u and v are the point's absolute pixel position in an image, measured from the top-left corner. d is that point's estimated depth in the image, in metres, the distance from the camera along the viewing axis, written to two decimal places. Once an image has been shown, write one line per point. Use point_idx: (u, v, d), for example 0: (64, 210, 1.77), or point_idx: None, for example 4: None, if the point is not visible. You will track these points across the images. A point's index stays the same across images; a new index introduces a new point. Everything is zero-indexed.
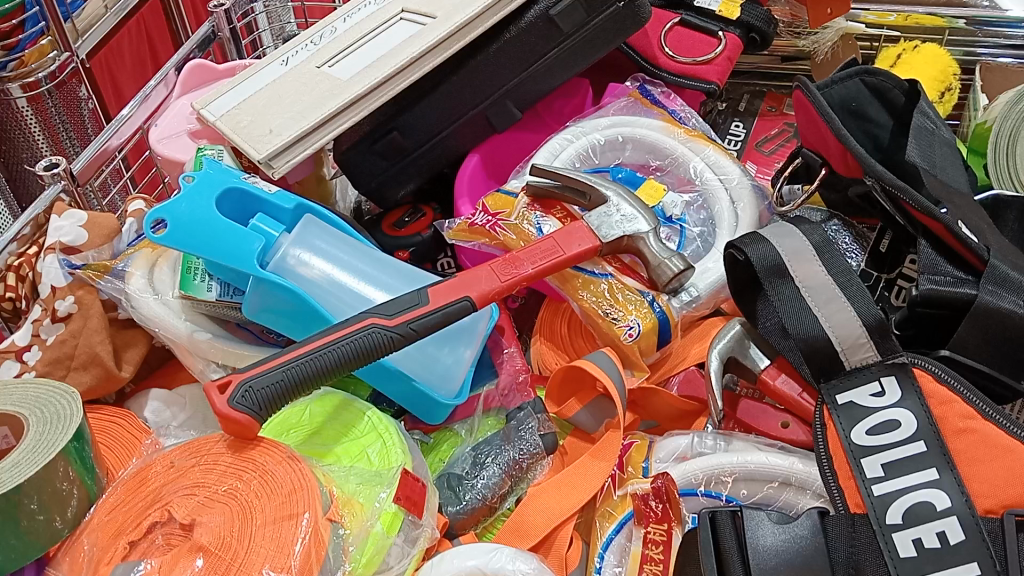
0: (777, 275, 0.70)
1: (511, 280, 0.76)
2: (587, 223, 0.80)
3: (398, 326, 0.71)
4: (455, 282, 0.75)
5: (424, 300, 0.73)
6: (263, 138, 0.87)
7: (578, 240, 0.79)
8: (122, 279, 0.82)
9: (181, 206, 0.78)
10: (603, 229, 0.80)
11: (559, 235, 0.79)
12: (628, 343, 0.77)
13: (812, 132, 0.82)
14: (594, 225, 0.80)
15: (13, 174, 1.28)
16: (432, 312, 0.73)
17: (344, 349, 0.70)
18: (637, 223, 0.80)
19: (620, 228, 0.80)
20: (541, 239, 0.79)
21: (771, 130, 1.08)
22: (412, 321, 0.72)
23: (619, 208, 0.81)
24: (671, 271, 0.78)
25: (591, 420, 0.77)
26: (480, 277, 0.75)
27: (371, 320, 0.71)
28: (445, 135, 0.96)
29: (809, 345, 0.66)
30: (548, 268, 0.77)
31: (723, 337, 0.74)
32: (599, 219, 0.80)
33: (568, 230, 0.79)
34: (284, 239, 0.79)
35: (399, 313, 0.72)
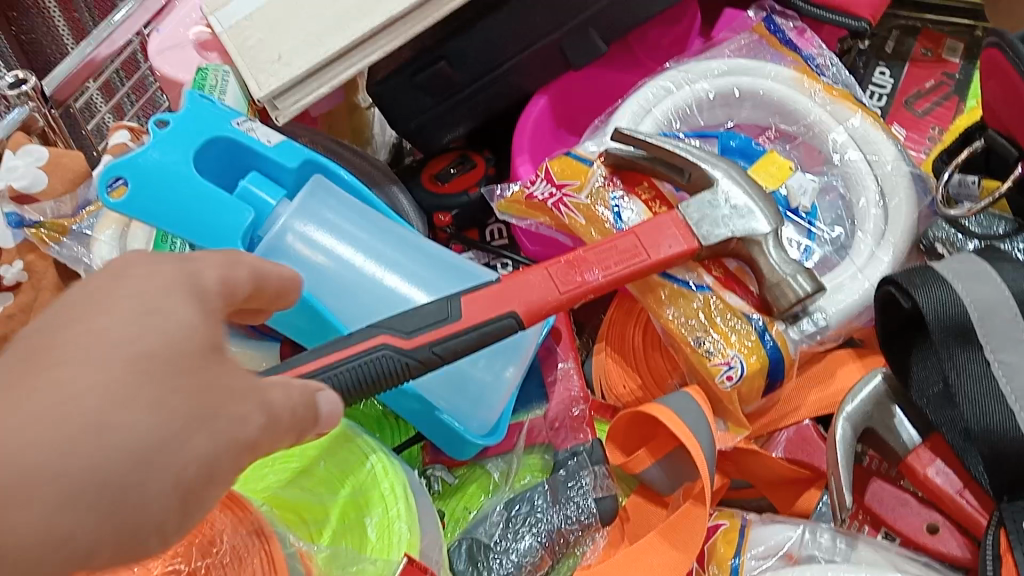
0: (960, 341, 0.48)
1: (570, 289, 0.57)
2: (683, 215, 0.59)
3: (415, 351, 0.53)
4: (498, 288, 0.56)
5: (454, 314, 0.54)
6: (269, 66, 0.68)
7: (671, 236, 0.58)
8: (83, 245, 0.65)
9: (149, 156, 0.58)
10: (705, 226, 0.59)
11: (644, 229, 0.59)
12: (724, 389, 0.57)
13: (1012, 111, 0.58)
14: (692, 220, 0.59)
15: None
16: (464, 333, 0.54)
17: (345, 376, 0.51)
18: (754, 223, 0.60)
19: (726, 227, 0.59)
20: (619, 234, 0.58)
21: (925, 81, 0.85)
22: (438, 341, 0.53)
23: (730, 200, 0.60)
24: (791, 297, 0.58)
25: (665, 478, 0.59)
26: (532, 284, 0.56)
27: (382, 338, 0.53)
28: (507, 68, 0.75)
29: (993, 447, 0.46)
30: (623, 276, 0.57)
31: (856, 396, 0.55)
32: (699, 211, 0.59)
33: (660, 222, 0.59)
34: (283, 208, 0.60)
35: (419, 330, 0.53)
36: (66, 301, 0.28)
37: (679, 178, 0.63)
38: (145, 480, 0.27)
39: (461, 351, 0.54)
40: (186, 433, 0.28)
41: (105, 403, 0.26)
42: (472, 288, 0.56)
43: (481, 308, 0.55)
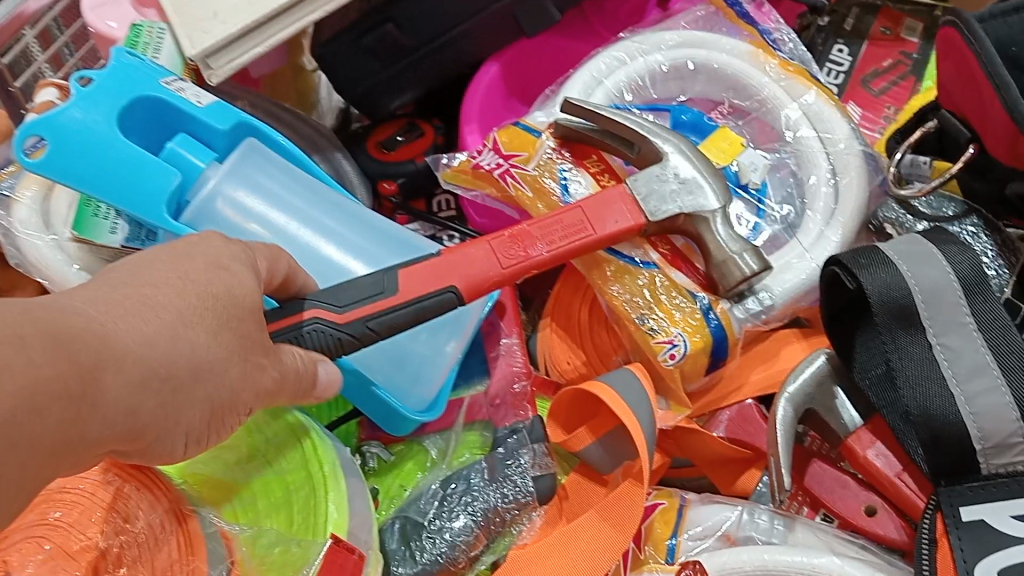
0: (902, 323, 0.48)
1: (513, 264, 0.55)
2: (630, 189, 0.58)
3: (349, 325, 0.50)
4: (438, 262, 0.53)
5: (390, 288, 0.51)
6: (204, 23, 0.64)
7: (619, 210, 0.57)
8: (4, 209, 0.61)
9: (68, 115, 0.55)
10: (652, 202, 0.57)
11: (590, 204, 0.57)
12: (667, 367, 0.56)
13: (964, 91, 0.57)
14: (639, 194, 0.58)
15: None
16: (401, 307, 0.51)
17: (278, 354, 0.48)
18: (702, 199, 0.58)
19: (675, 202, 0.58)
20: (565, 208, 0.57)
21: (883, 60, 0.84)
22: (372, 317, 0.51)
23: (681, 176, 0.58)
24: (738, 275, 0.57)
25: (606, 457, 0.58)
26: (473, 258, 0.54)
27: (312, 312, 0.50)
28: (457, 33, 0.73)
29: (932, 432, 0.46)
30: (567, 253, 0.56)
31: (798, 376, 0.54)
32: (646, 185, 0.58)
33: (609, 196, 0.57)
34: (214, 172, 0.58)
35: (352, 304, 0.51)
36: (160, 254, 0.39)
37: (628, 153, 0.62)
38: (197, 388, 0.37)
39: (395, 326, 0.51)
40: (234, 358, 0.39)
41: (182, 324, 0.36)
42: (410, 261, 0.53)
43: (419, 280, 0.52)
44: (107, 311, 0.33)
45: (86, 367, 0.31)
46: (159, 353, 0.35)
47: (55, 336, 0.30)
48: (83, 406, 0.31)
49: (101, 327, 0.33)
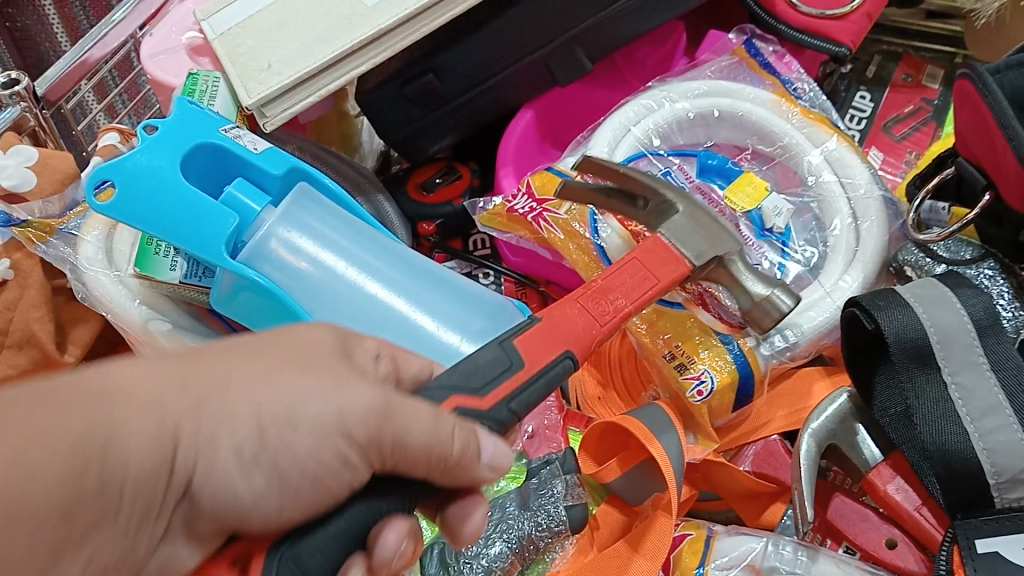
0: (917, 362, 0.50)
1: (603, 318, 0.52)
2: (662, 237, 0.58)
3: (493, 412, 0.45)
4: (547, 326, 0.50)
5: (517, 361, 0.47)
6: (259, 75, 0.69)
7: (668, 262, 0.57)
8: (70, 245, 0.65)
9: (135, 159, 0.59)
10: (687, 245, 0.58)
11: (642, 253, 0.56)
12: (696, 404, 0.59)
13: (979, 140, 0.60)
14: (672, 240, 0.58)
15: None
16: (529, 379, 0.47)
17: None
18: (725, 238, 0.59)
19: (710, 243, 0.58)
20: (622, 263, 0.56)
21: (904, 106, 0.87)
22: (513, 397, 0.46)
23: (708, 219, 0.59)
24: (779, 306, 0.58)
25: (634, 489, 0.60)
26: (572, 319, 0.51)
27: (455, 399, 0.44)
28: (495, 82, 0.77)
29: (946, 466, 0.48)
30: (645, 300, 0.55)
31: (820, 414, 0.57)
32: (676, 234, 0.58)
33: (654, 245, 0.57)
34: (268, 215, 0.62)
35: (488, 386, 0.45)
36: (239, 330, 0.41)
37: (636, 211, 0.62)
38: (225, 406, 0.37)
39: (527, 402, 0.46)
40: (287, 367, 0.39)
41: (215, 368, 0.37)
42: (516, 329, 0.49)
43: (540, 345, 0.49)
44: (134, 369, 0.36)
45: (98, 425, 0.34)
46: (174, 393, 0.36)
47: (58, 406, 0.33)
48: (92, 459, 0.33)
49: (104, 378, 0.35)
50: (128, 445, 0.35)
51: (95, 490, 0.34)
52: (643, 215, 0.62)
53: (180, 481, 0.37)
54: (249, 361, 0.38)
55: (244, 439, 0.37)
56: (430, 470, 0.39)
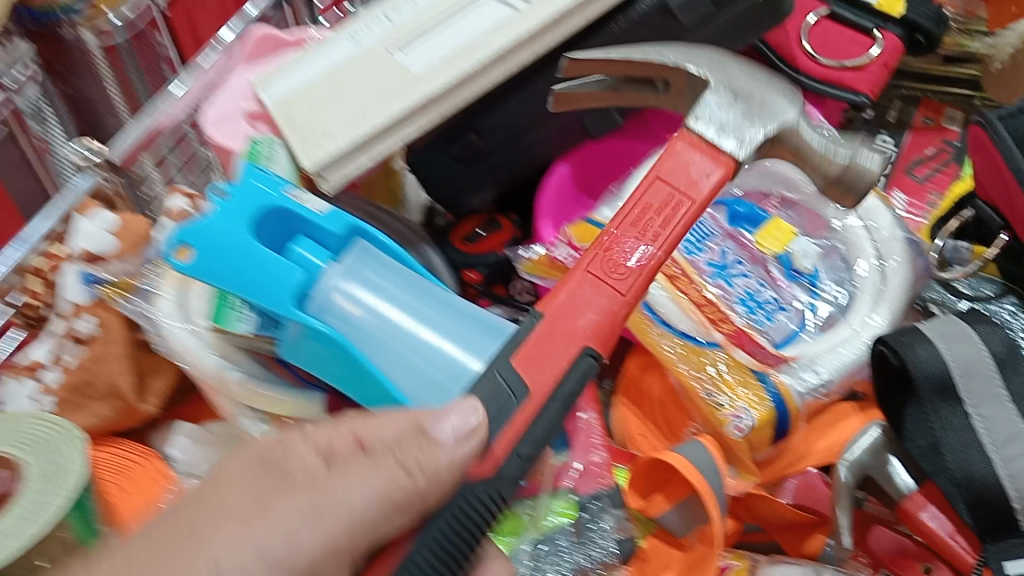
0: (940, 396, 0.54)
1: (615, 269, 0.54)
2: (698, 135, 0.58)
3: (501, 469, 0.48)
4: (547, 333, 0.51)
5: (521, 390, 0.49)
6: (317, 141, 0.74)
7: (705, 158, 0.57)
8: (150, 301, 0.71)
9: (212, 223, 0.65)
10: (727, 134, 0.58)
11: (667, 171, 0.57)
12: (735, 439, 0.62)
13: (994, 181, 0.64)
14: (710, 136, 0.57)
15: None
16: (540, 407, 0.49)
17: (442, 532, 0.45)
18: (764, 112, 0.59)
19: (751, 123, 0.58)
20: (646, 187, 0.57)
21: (926, 148, 0.90)
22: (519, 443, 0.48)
23: (745, 99, 0.59)
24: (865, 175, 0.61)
25: (681, 522, 0.63)
26: (584, 295, 0.53)
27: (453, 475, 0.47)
28: (532, 140, 0.83)
29: (971, 491, 0.51)
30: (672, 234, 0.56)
31: (855, 446, 0.59)
32: (712, 125, 0.58)
33: (685, 160, 0.57)
34: (332, 271, 0.67)
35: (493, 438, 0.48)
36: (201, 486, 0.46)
37: (658, 92, 0.66)
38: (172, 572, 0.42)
39: (541, 434, 0.49)
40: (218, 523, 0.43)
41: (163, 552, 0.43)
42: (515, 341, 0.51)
43: (555, 347, 0.51)
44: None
45: None
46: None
47: None
48: None
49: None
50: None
51: None
52: (667, 97, 0.65)
53: None
54: (199, 520, 0.44)
55: None
56: (400, 516, 0.44)
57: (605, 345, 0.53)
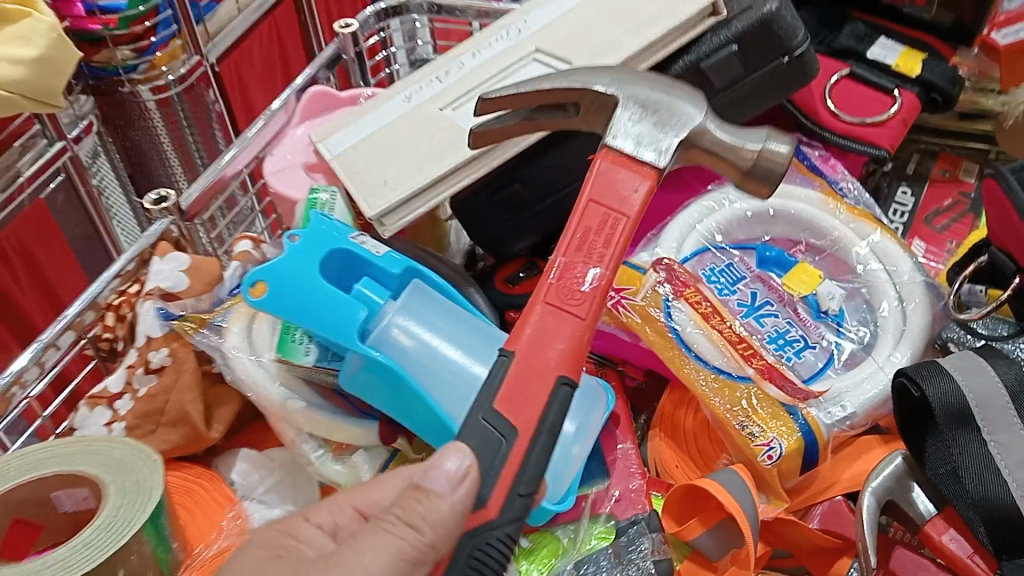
0: (958, 423, 0.58)
1: (573, 298, 0.57)
2: (619, 149, 0.63)
3: (505, 510, 0.51)
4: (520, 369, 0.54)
5: (507, 429, 0.52)
6: (377, 190, 0.80)
7: (626, 171, 0.62)
8: (218, 334, 0.77)
9: (285, 265, 0.71)
10: (643, 145, 0.63)
11: (594, 191, 0.62)
12: (766, 467, 0.66)
13: (1008, 230, 0.69)
14: (630, 148, 0.63)
15: (134, 163, 1.33)
16: (528, 446, 0.52)
17: None
18: (673, 118, 0.65)
19: (659, 133, 0.64)
20: (582, 215, 0.61)
21: (943, 200, 0.95)
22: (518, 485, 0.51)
23: (653, 112, 0.65)
24: (769, 165, 0.68)
25: (715, 545, 0.68)
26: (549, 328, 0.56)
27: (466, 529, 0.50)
28: (571, 190, 0.89)
29: (988, 511, 0.55)
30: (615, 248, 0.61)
31: (879, 474, 0.64)
32: (630, 140, 0.64)
33: (612, 179, 0.62)
34: (390, 307, 0.72)
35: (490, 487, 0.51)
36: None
37: (568, 115, 0.71)
38: None
39: (535, 471, 0.52)
40: None
41: None
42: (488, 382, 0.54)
43: (534, 385, 0.54)
44: None
45: None
46: None
47: None
48: None
49: None
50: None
51: None
52: (586, 117, 0.70)
53: None
54: None
55: None
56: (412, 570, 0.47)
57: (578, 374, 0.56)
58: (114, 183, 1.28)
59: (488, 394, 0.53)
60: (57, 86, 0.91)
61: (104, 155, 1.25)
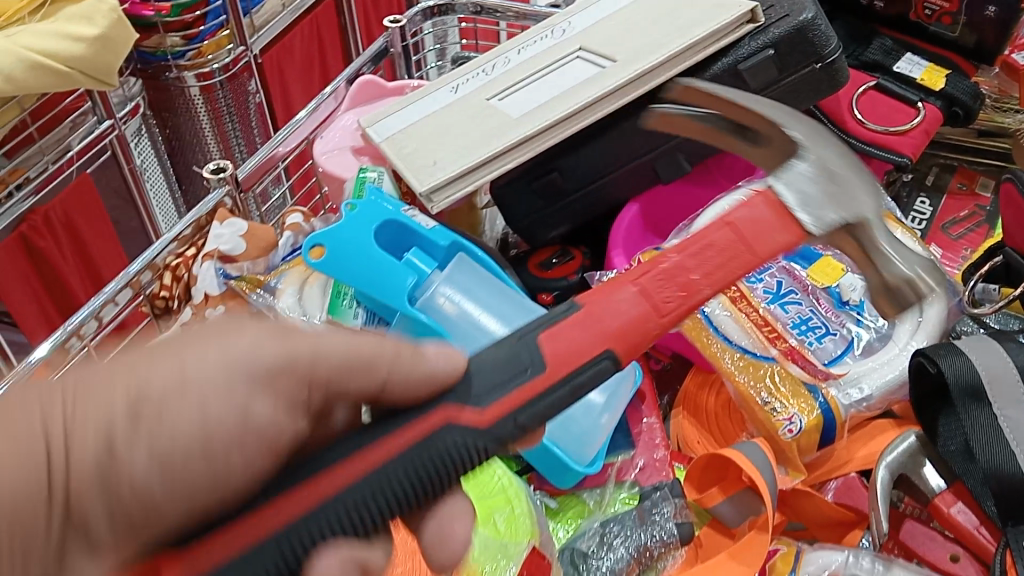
0: (972, 398, 0.63)
1: (669, 313, 0.51)
2: (780, 198, 0.54)
3: (497, 428, 0.48)
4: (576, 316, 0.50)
5: (535, 365, 0.48)
6: (427, 169, 0.85)
7: (772, 230, 0.54)
8: (272, 296, 0.82)
9: (342, 232, 0.76)
10: (808, 208, 0.55)
11: (742, 223, 0.53)
12: (786, 440, 0.70)
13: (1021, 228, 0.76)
14: (791, 202, 0.54)
15: (176, 146, 1.38)
16: (546, 386, 0.48)
17: (423, 464, 0.47)
18: (853, 204, 0.57)
19: (835, 210, 0.55)
20: (713, 228, 0.53)
21: (960, 211, 0.99)
22: (520, 412, 0.48)
23: (830, 183, 0.57)
24: (919, 294, 0.58)
25: (734, 513, 0.71)
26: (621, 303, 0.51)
27: (448, 411, 0.48)
28: (606, 180, 0.93)
29: (998, 480, 0.60)
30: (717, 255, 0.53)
31: (894, 449, 0.69)
32: (796, 195, 0.55)
33: (761, 221, 0.54)
34: (436, 277, 0.77)
35: (490, 395, 0.48)
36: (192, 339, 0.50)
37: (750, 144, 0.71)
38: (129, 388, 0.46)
39: (546, 411, 0.48)
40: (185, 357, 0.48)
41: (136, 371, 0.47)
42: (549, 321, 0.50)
43: (575, 332, 0.50)
44: (93, 383, 0.47)
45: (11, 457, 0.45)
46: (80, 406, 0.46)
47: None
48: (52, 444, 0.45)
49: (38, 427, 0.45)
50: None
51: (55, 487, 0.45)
52: (768, 150, 0.66)
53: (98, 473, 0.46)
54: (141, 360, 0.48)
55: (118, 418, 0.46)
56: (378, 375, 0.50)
57: (631, 351, 0.51)
58: (155, 164, 1.32)
59: (537, 323, 0.50)
60: (113, 60, 0.96)
61: (148, 135, 1.29)
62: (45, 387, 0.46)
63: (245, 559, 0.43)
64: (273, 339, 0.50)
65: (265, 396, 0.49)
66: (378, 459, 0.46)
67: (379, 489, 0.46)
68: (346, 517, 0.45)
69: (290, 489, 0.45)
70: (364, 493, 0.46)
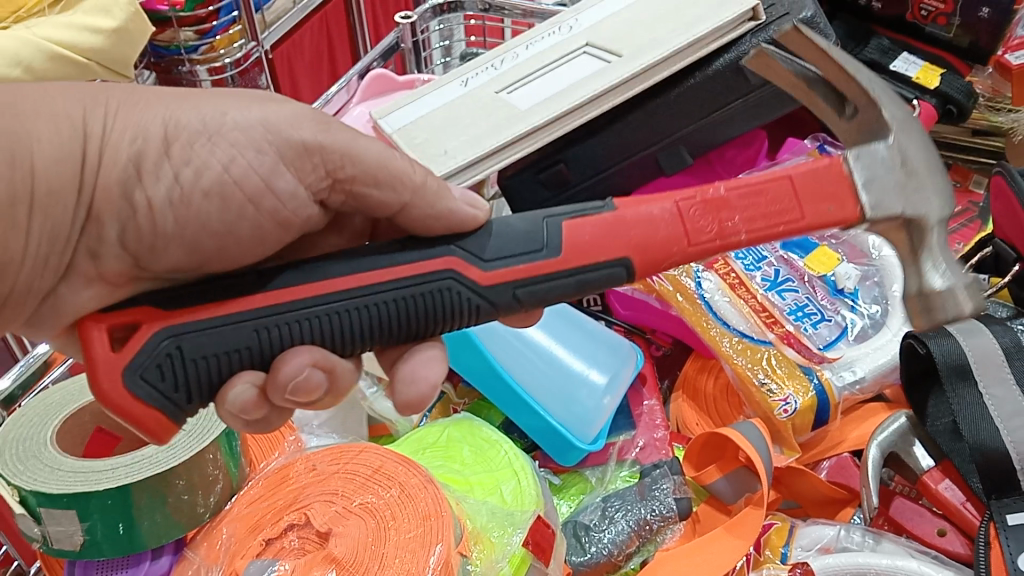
0: (959, 377, 0.66)
1: (698, 243, 0.51)
2: (850, 175, 0.52)
3: (495, 292, 0.50)
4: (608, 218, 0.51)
5: (549, 245, 0.50)
6: (438, 158, 0.88)
7: (828, 198, 0.51)
8: None
9: None
10: (875, 193, 0.51)
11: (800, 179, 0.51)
12: (781, 419, 0.73)
13: (1010, 222, 0.77)
14: (861, 181, 0.51)
15: None
16: (556, 270, 0.50)
17: (400, 307, 0.50)
18: (922, 198, 0.52)
19: (902, 200, 0.52)
20: (771, 178, 0.52)
21: (954, 207, 1.03)
22: (522, 284, 0.51)
23: (907, 171, 0.52)
24: (956, 306, 0.52)
25: (730, 490, 0.74)
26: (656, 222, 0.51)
27: (449, 261, 0.50)
28: (610, 172, 0.96)
29: (983, 456, 0.63)
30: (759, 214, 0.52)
31: (886, 428, 0.72)
32: (868, 172, 0.52)
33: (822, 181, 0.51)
34: None
35: (498, 260, 0.50)
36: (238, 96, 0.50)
37: None
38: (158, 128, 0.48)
39: (549, 294, 0.51)
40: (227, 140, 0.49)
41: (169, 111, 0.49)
42: (580, 210, 0.51)
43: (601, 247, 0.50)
44: (132, 105, 0.48)
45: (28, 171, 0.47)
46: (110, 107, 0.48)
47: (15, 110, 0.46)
48: (79, 133, 0.47)
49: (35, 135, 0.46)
50: (34, 144, 0.46)
51: (54, 186, 0.47)
52: (849, 126, 0.57)
53: (88, 202, 0.49)
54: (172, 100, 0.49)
55: (145, 145, 0.48)
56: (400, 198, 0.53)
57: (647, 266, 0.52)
58: None
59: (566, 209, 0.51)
60: (130, 53, 0.83)
61: None
62: (94, 93, 0.48)
63: (217, 328, 0.47)
64: (314, 124, 0.51)
65: (289, 171, 0.51)
66: (370, 283, 0.49)
67: (364, 307, 0.49)
68: (322, 324, 0.49)
69: (284, 290, 0.48)
70: (345, 311, 0.49)
